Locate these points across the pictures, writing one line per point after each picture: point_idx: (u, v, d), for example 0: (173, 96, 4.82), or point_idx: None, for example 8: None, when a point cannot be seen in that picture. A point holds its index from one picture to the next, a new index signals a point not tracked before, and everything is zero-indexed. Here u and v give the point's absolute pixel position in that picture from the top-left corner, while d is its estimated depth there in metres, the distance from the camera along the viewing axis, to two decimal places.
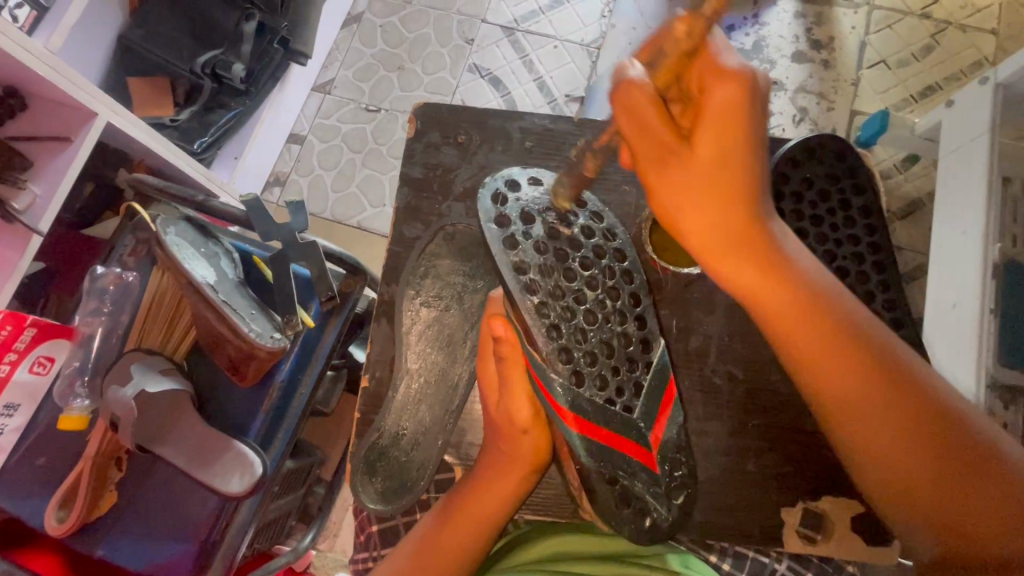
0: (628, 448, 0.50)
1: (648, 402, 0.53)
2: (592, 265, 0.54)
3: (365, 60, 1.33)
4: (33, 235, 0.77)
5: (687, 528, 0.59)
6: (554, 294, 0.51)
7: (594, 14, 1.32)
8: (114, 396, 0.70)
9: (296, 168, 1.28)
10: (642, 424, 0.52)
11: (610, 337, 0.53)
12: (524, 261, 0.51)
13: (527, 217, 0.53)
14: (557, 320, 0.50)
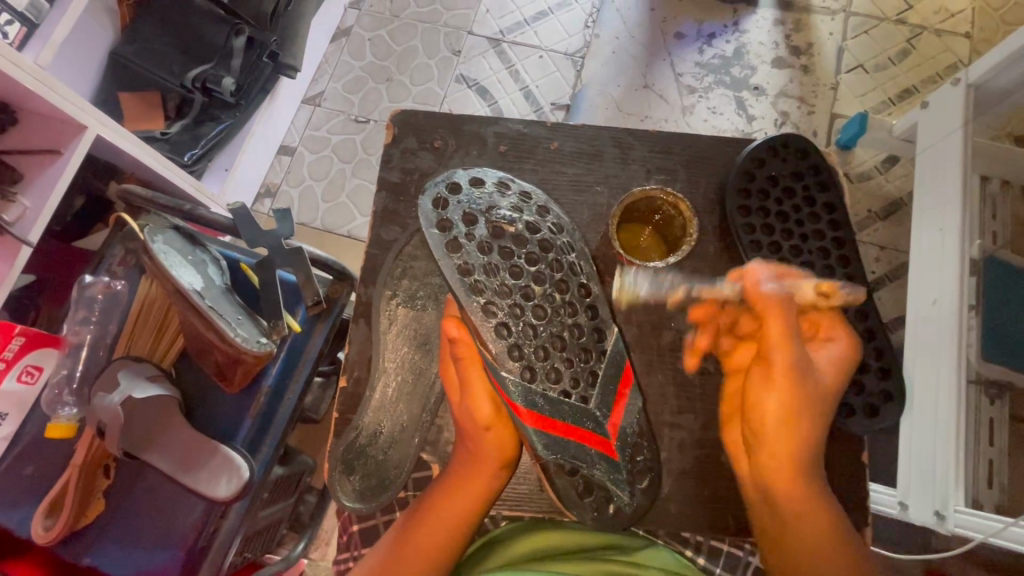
0: (588, 436, 0.53)
1: (604, 390, 0.54)
2: (539, 258, 0.55)
3: (354, 72, 1.35)
4: (23, 246, 0.78)
5: (664, 521, 0.59)
6: (502, 292, 0.52)
7: (579, 25, 1.36)
8: (101, 403, 0.71)
9: (287, 178, 1.29)
10: (601, 413, 0.54)
11: (560, 330, 0.54)
12: (469, 263, 0.52)
13: (471, 218, 0.54)
14: (506, 319, 0.52)
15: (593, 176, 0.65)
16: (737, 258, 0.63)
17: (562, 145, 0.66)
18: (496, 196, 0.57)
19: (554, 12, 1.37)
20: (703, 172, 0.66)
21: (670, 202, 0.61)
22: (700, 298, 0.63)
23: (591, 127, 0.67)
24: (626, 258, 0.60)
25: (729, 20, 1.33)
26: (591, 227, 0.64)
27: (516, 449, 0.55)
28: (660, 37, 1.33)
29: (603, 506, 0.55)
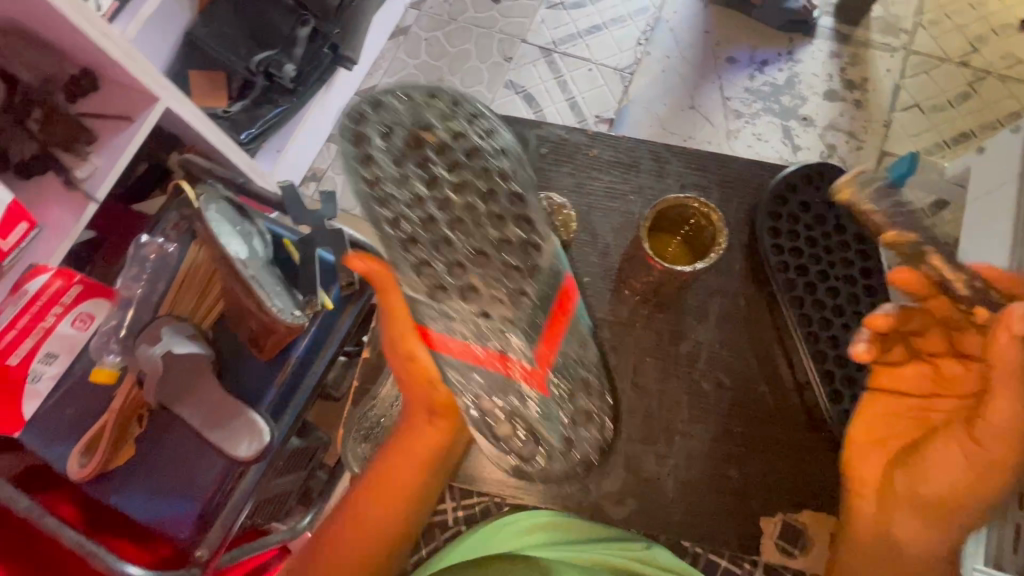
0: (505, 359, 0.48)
1: (535, 316, 0.49)
2: (464, 166, 0.47)
3: (408, 70, 1.40)
4: (90, 202, 0.85)
5: (667, 527, 0.60)
6: (413, 202, 0.46)
7: (631, 41, 1.37)
8: (144, 354, 0.76)
9: (334, 165, 1.34)
10: (526, 342, 0.48)
11: (482, 246, 0.47)
12: (378, 175, 0.47)
13: (387, 122, 0.48)
14: (416, 233, 0.46)
15: (628, 186, 0.65)
16: (765, 280, 0.63)
17: (602, 154, 0.65)
18: (423, 99, 0.48)
19: (607, 28, 1.39)
20: (740, 192, 0.65)
21: (703, 212, 0.53)
22: (722, 312, 0.63)
23: (633, 139, 0.66)
24: (654, 259, 0.52)
25: (783, 49, 1.33)
26: (621, 234, 0.63)
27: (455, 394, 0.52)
28: (711, 61, 1.34)
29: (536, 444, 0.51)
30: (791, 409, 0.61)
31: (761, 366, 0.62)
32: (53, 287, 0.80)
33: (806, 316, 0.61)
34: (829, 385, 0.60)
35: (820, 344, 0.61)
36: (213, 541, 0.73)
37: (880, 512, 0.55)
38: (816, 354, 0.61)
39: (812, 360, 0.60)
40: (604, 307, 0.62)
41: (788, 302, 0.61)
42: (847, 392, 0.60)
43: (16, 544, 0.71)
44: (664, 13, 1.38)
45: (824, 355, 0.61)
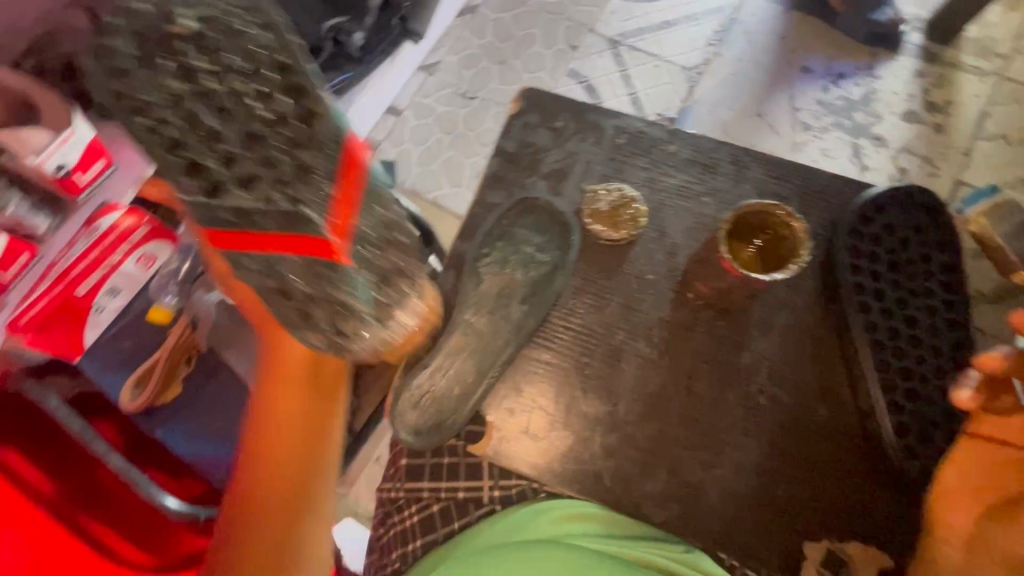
0: (288, 230, 0.44)
1: (326, 184, 0.44)
2: (219, 49, 0.41)
3: (472, 49, 1.39)
4: None
5: (699, 532, 0.51)
6: (172, 101, 0.42)
7: (703, 41, 1.33)
8: (200, 299, 0.80)
9: (389, 138, 1.34)
10: (313, 210, 0.44)
11: (253, 127, 0.42)
12: (131, 89, 0.42)
13: (128, 11, 0.41)
14: (180, 135, 0.42)
15: (702, 185, 0.58)
16: (836, 299, 0.54)
17: (680, 151, 0.60)
18: None
19: (679, 25, 1.35)
20: (823, 206, 0.58)
21: (788, 219, 0.47)
22: (788, 327, 0.55)
23: (714, 139, 0.61)
24: (733, 266, 0.47)
25: (864, 63, 1.27)
26: (691, 236, 0.57)
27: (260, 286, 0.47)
28: (785, 68, 1.28)
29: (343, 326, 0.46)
30: (847, 436, 0.54)
31: (820, 385, 0.54)
32: (124, 223, 0.79)
33: (878, 342, 0.52)
34: (894, 417, 0.52)
35: (889, 372, 0.52)
36: None
37: (968, 563, 0.48)
38: (885, 383, 0.52)
39: (882, 390, 0.52)
40: (666, 308, 0.54)
41: (861, 326, 0.52)
42: (915, 429, 0.52)
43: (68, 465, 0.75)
44: (740, 14, 1.33)
45: (893, 388, 0.52)
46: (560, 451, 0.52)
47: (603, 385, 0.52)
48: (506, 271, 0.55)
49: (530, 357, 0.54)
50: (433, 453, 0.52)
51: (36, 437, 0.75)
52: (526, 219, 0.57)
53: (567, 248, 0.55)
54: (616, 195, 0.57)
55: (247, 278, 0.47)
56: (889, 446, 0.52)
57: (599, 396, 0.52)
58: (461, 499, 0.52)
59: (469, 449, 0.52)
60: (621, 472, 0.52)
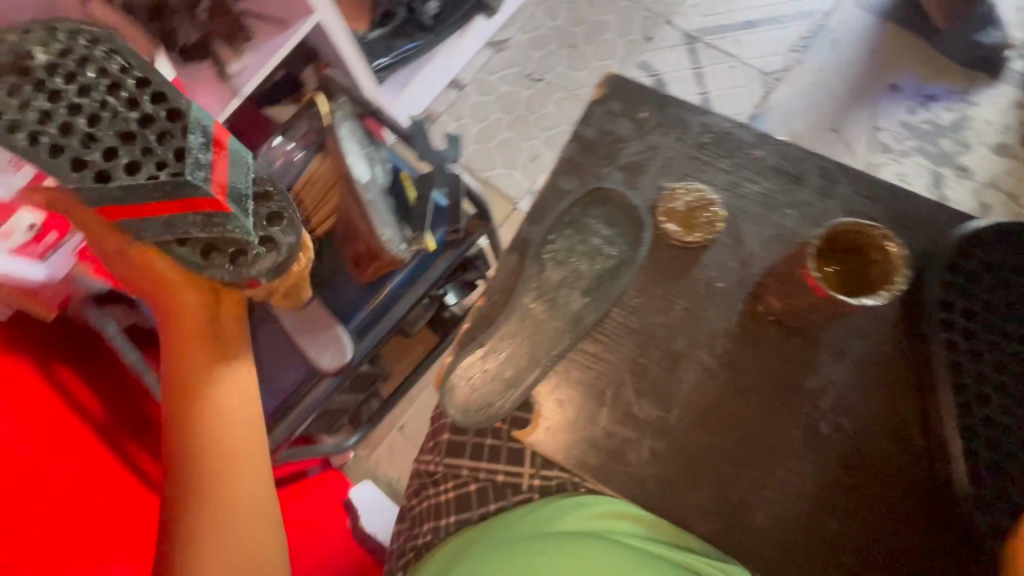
0: (174, 194, 0.40)
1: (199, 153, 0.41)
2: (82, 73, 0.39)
3: (543, 30, 1.35)
4: (234, 95, 0.87)
5: (737, 548, 0.48)
6: (42, 117, 0.38)
7: (785, 45, 1.27)
8: None
9: (449, 111, 1.33)
10: (191, 168, 0.40)
11: (127, 125, 0.39)
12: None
13: None
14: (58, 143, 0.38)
15: (786, 197, 0.55)
16: (920, 333, 0.50)
17: (767, 157, 0.57)
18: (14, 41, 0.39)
19: (762, 26, 1.28)
20: (915, 235, 0.54)
21: (883, 243, 0.44)
22: (862, 356, 0.51)
23: (804, 149, 0.57)
24: (818, 285, 0.44)
25: (960, 87, 1.19)
26: (769, 247, 0.54)
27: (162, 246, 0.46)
28: (871, 84, 1.21)
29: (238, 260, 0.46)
30: (915, 478, 0.48)
31: (890, 419, 0.50)
32: None
33: (960, 384, 0.47)
34: (973, 467, 0.45)
35: (971, 420, 0.46)
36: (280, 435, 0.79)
37: None
38: (964, 428, 0.46)
39: (959, 433, 0.46)
40: (732, 319, 0.52)
41: (945, 364, 0.47)
42: (995, 485, 0.45)
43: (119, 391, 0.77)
44: (828, 22, 1.26)
45: (974, 435, 0.46)
46: (602, 447, 0.50)
47: (656, 390, 0.51)
48: (569, 262, 0.53)
49: (584, 350, 0.52)
50: (476, 433, 0.52)
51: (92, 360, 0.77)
52: (597, 209, 0.55)
53: (637, 245, 0.53)
54: (695, 196, 0.55)
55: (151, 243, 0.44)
56: (962, 499, 0.45)
57: (653, 401, 0.51)
58: (500, 482, 0.53)
59: (513, 434, 0.52)
60: (670, 482, 0.49)
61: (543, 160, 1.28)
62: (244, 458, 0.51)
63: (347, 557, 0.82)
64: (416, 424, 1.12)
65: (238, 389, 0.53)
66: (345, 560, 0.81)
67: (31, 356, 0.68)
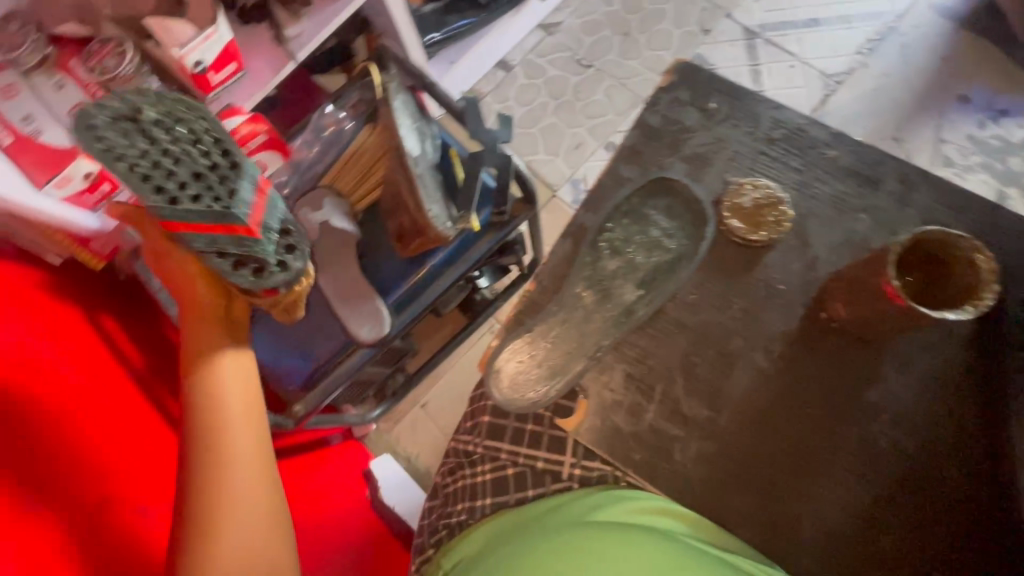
0: (222, 222, 0.44)
1: (251, 197, 0.45)
2: (184, 121, 0.43)
3: (597, 15, 1.28)
4: (289, 61, 0.82)
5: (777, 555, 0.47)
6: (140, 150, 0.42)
7: (851, 48, 1.20)
8: (305, 216, 0.78)
9: (495, 93, 1.25)
10: (241, 204, 0.44)
11: (202, 170, 0.43)
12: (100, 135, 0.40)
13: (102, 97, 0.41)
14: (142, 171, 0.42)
15: (860, 201, 0.53)
16: (994, 355, 0.48)
17: (841, 158, 0.54)
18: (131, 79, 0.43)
19: (828, 25, 1.21)
20: (996, 251, 0.51)
21: (973, 253, 0.42)
22: (928, 372, 0.49)
23: (882, 151, 0.54)
24: (894, 291, 0.42)
25: None
26: (837, 253, 0.52)
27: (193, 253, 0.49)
28: (941, 92, 1.15)
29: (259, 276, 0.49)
30: (980, 507, 0.46)
31: (955, 443, 0.47)
32: (243, 129, 0.77)
33: None
34: None
35: None
36: (307, 405, 0.78)
37: None
38: None
39: None
40: (791, 323, 0.50)
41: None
42: None
43: (160, 346, 0.79)
44: (899, 24, 1.20)
45: None
46: (646, 441, 0.49)
47: (706, 390, 0.50)
48: (625, 252, 0.52)
49: (634, 343, 0.51)
50: (518, 418, 0.52)
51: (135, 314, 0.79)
52: (658, 199, 0.53)
53: (698, 239, 0.52)
54: (762, 193, 0.53)
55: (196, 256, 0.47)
56: None
57: (702, 400, 0.50)
58: (539, 469, 0.52)
59: (557, 421, 0.51)
60: (715, 483, 0.48)
61: (586, 150, 1.19)
62: (247, 452, 0.48)
63: (366, 530, 0.82)
64: (440, 402, 1.08)
65: (241, 375, 0.51)
66: (362, 530, 0.82)
67: (75, 303, 0.71)
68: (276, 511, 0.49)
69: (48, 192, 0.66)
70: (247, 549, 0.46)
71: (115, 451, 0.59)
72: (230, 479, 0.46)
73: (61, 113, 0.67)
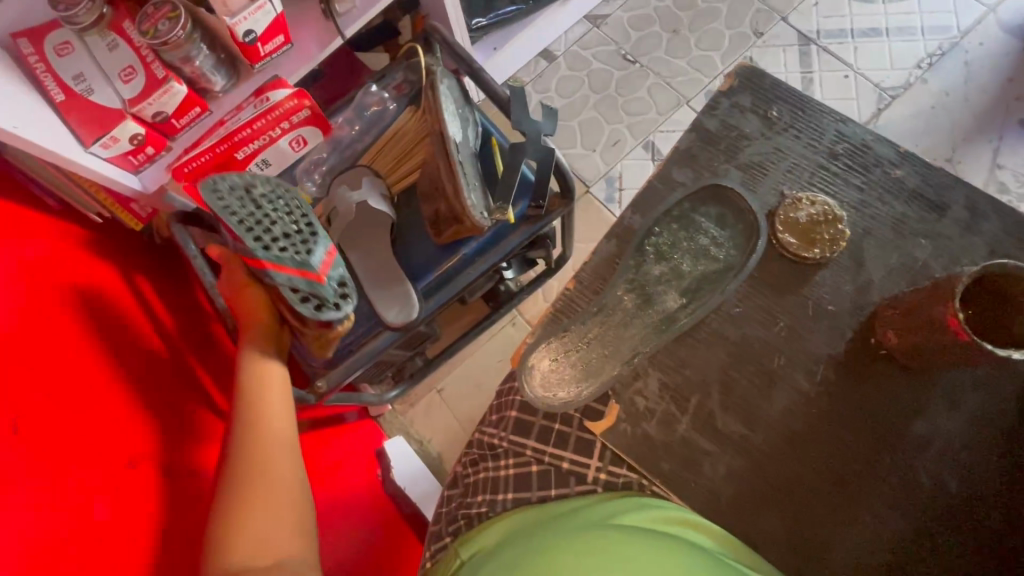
0: (303, 265, 0.60)
1: (323, 256, 0.63)
2: (284, 201, 0.63)
3: (648, 9, 1.21)
4: (336, 37, 0.78)
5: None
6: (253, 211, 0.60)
7: (910, 61, 1.13)
8: (342, 195, 0.78)
9: (536, 83, 1.20)
10: (320, 254, 0.62)
11: (292, 232, 0.61)
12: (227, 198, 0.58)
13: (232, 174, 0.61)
14: (250, 225, 0.59)
15: (922, 225, 0.51)
16: None
17: (906, 178, 0.52)
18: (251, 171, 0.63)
19: (889, 36, 1.15)
20: None
21: None
22: (977, 412, 0.47)
23: (950, 174, 0.52)
24: (958, 326, 0.40)
25: None
26: (893, 277, 0.50)
27: (264, 287, 0.61)
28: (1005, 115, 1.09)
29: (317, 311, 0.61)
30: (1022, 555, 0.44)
31: (1002, 487, 0.46)
32: (288, 103, 0.74)
33: None
34: None
35: None
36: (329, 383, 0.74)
37: None
38: None
39: None
40: (838, 346, 0.49)
41: None
42: None
43: (189, 307, 0.79)
44: (966, 40, 1.13)
45: None
46: (676, 453, 0.49)
47: (743, 407, 0.49)
48: (671, 258, 0.52)
49: (671, 352, 0.50)
50: (546, 415, 0.52)
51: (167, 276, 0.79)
52: (710, 207, 0.53)
53: (748, 252, 0.51)
54: (820, 209, 0.51)
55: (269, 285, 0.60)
56: None
57: (738, 417, 0.49)
58: (564, 469, 0.52)
59: (586, 424, 0.51)
60: (742, 500, 0.48)
61: (623, 147, 1.14)
62: (280, 447, 0.56)
63: (378, 509, 0.82)
64: (458, 389, 1.05)
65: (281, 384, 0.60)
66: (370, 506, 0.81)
67: (113, 263, 0.71)
68: (298, 514, 0.53)
69: (94, 152, 0.67)
70: (270, 537, 0.51)
71: (146, 402, 0.58)
72: (260, 473, 0.54)
73: (114, 75, 0.67)
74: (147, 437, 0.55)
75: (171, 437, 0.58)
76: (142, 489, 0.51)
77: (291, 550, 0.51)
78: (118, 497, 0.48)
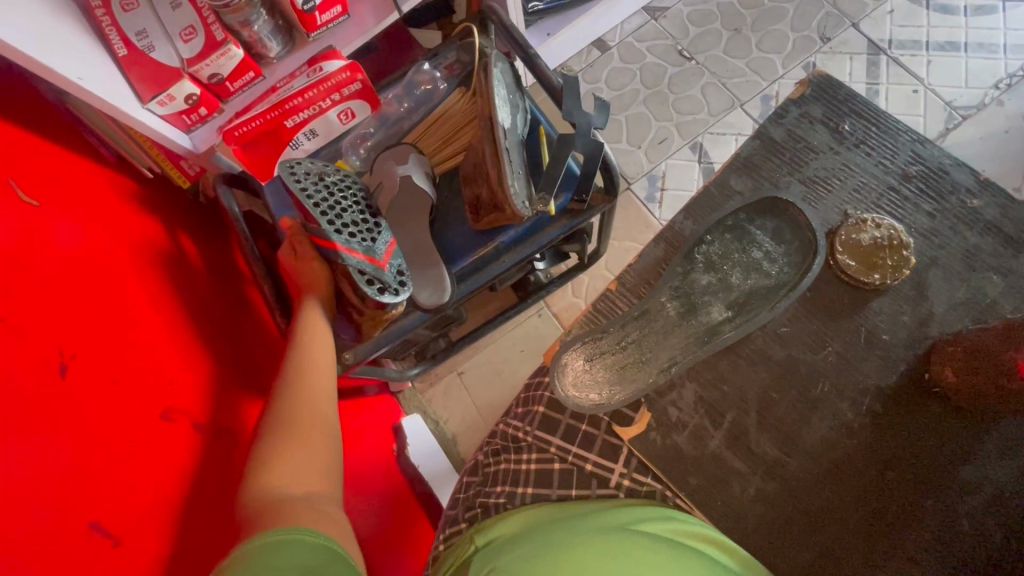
0: (369, 251, 0.68)
1: (387, 240, 0.70)
2: (353, 188, 0.72)
3: (710, 5, 1.15)
4: (392, 12, 0.76)
5: None
6: (327, 197, 0.69)
7: (988, 79, 1.04)
8: (386, 168, 0.75)
9: (586, 72, 1.16)
10: (382, 239, 0.69)
11: (359, 219, 0.69)
12: (304, 185, 0.68)
13: (307, 162, 0.70)
14: (324, 208, 0.68)
15: (992, 262, 0.50)
16: None
17: (982, 210, 0.51)
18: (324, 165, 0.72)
19: (966, 52, 1.06)
20: None
21: None
22: None
23: None
24: None
25: None
26: (955, 313, 0.49)
27: (332, 264, 0.69)
28: None
29: (382, 292, 0.67)
30: None
31: None
32: (340, 74, 0.73)
33: None
34: None
35: None
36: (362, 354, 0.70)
37: None
38: None
39: None
40: (887, 377, 0.49)
41: None
42: None
43: (225, 264, 0.81)
44: None
45: None
46: (706, 468, 0.50)
47: (781, 429, 0.49)
48: (721, 269, 0.51)
49: (712, 366, 0.51)
50: (573, 414, 0.51)
51: (205, 232, 0.81)
52: (767, 219, 0.52)
53: (804, 271, 0.51)
54: (885, 233, 0.50)
55: (336, 262, 0.68)
56: None
57: (774, 440, 0.49)
58: (586, 471, 0.51)
59: (614, 428, 0.51)
60: (770, 523, 0.48)
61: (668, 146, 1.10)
62: (320, 395, 0.59)
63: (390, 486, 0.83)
64: (479, 374, 1.04)
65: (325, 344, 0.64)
66: (382, 483, 0.82)
67: (158, 216, 0.72)
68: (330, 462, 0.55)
69: (151, 108, 0.68)
70: (301, 474, 0.52)
71: (183, 354, 0.59)
72: (301, 417, 0.56)
73: (174, 34, 0.67)
74: (178, 390, 0.55)
75: (200, 392, 0.58)
76: (170, 441, 0.51)
77: (322, 489, 0.52)
78: (147, 447, 0.49)
